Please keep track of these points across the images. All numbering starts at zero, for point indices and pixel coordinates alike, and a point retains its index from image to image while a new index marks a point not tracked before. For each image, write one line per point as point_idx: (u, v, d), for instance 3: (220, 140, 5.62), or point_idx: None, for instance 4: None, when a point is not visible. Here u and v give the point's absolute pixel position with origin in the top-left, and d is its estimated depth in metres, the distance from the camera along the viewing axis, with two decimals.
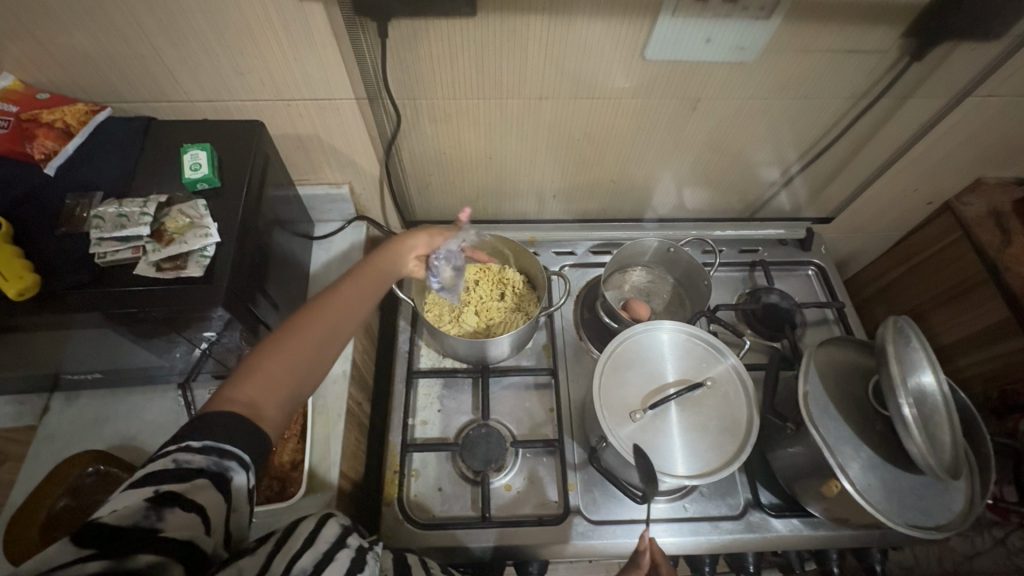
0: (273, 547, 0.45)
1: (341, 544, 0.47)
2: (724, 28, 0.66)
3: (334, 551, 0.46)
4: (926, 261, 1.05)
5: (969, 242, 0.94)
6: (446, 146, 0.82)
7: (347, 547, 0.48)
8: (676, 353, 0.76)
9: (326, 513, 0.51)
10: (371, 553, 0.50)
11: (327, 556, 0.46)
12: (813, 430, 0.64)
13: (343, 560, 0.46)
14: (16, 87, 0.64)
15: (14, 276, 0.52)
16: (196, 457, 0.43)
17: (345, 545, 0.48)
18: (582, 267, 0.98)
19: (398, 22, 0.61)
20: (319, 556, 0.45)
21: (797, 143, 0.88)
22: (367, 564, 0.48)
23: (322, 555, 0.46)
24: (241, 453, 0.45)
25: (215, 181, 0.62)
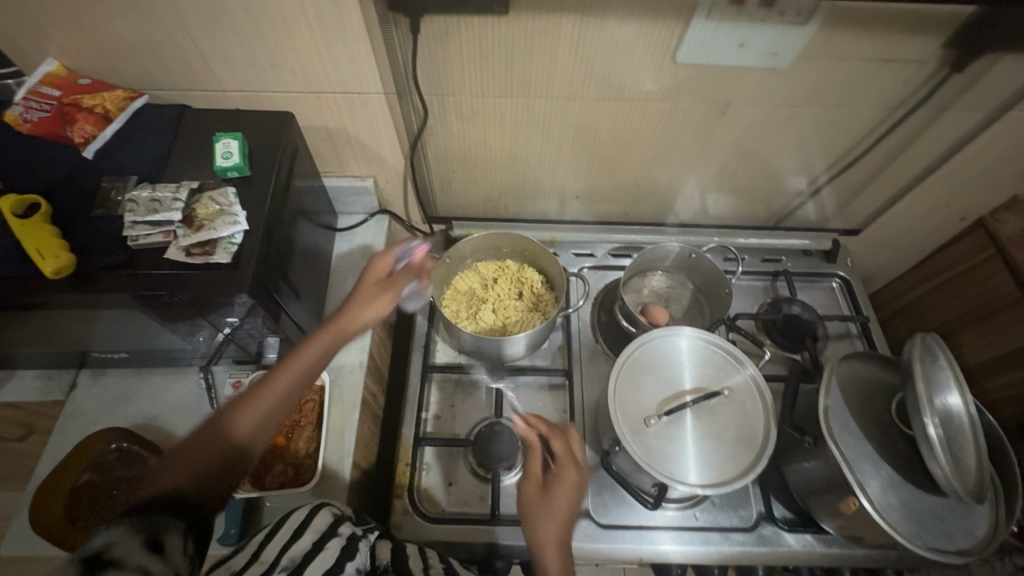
0: (264, 538, 0.54)
1: (331, 533, 0.55)
2: (760, 32, 0.65)
3: (323, 541, 0.54)
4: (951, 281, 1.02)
5: (1002, 261, 0.91)
6: (470, 143, 0.82)
7: (336, 535, 0.56)
8: (695, 360, 0.75)
9: (320, 505, 0.59)
10: (363, 540, 0.58)
11: (317, 546, 0.53)
12: (832, 445, 0.63)
13: (332, 549, 0.54)
14: (59, 71, 0.66)
15: (50, 254, 0.53)
16: (123, 528, 0.42)
17: (335, 534, 0.56)
18: (601, 269, 0.97)
19: (430, 19, 0.62)
20: (310, 544, 0.53)
21: (826, 151, 0.87)
22: (357, 549, 0.56)
23: (314, 542, 0.53)
24: (174, 518, 0.45)
25: (245, 170, 0.63)
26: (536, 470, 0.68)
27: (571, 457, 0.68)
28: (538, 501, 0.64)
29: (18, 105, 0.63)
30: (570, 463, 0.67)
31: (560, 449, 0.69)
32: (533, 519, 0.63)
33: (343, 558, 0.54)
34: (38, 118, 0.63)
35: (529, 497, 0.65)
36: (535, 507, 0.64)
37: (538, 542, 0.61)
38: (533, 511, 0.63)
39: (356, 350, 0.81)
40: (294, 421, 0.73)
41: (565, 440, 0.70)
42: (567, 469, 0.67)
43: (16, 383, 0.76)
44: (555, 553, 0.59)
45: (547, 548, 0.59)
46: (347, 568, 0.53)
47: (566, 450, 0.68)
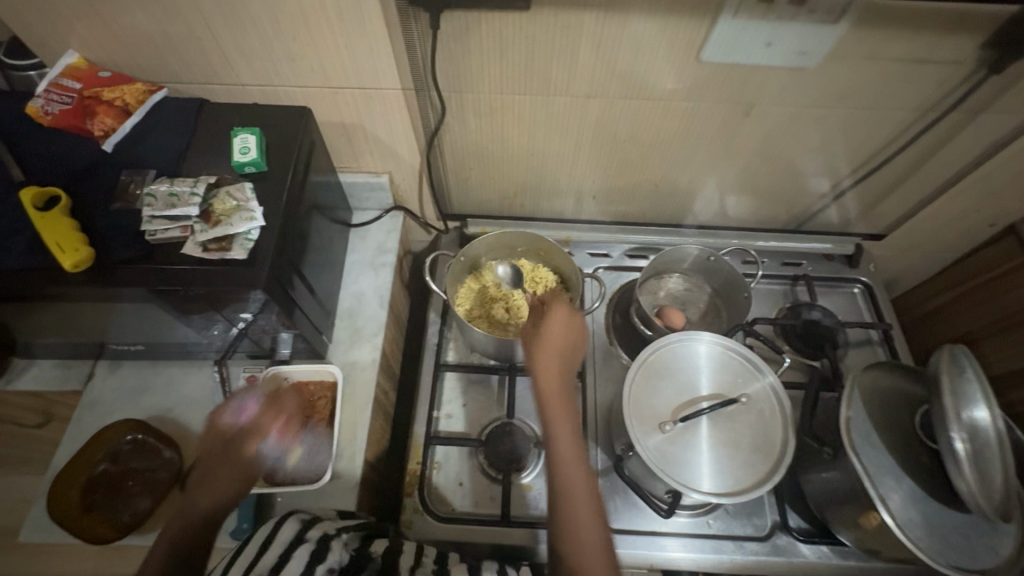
0: (227, 561, 0.52)
1: (297, 541, 0.55)
2: (789, 30, 0.63)
3: (290, 550, 0.53)
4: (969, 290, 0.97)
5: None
6: (487, 140, 0.81)
7: (304, 541, 0.55)
8: (712, 366, 0.73)
9: (285, 515, 0.58)
10: (334, 540, 0.58)
11: (284, 558, 0.52)
12: (853, 458, 0.61)
13: (302, 556, 0.53)
14: (80, 63, 0.67)
15: (70, 248, 0.53)
16: None
17: (302, 541, 0.55)
18: (616, 270, 0.95)
19: (450, 14, 0.61)
20: (277, 558, 0.52)
21: (850, 154, 0.85)
22: (329, 550, 0.56)
23: (280, 555, 0.53)
24: None
25: (261, 165, 0.63)
26: (550, 361, 0.64)
27: (578, 341, 0.67)
28: (551, 394, 0.63)
29: (39, 97, 0.63)
30: (575, 347, 0.67)
31: (566, 335, 0.67)
32: (548, 417, 0.62)
33: (315, 561, 0.53)
34: (59, 110, 0.63)
35: (542, 385, 0.63)
36: (551, 401, 0.62)
37: (552, 436, 0.61)
38: (547, 400, 0.63)
39: (370, 347, 0.81)
40: (306, 417, 0.73)
41: (571, 326, 0.68)
42: (571, 355, 0.66)
43: (35, 372, 0.77)
44: (572, 454, 0.59)
45: (565, 451, 0.59)
46: (320, 569, 0.53)
47: (572, 338, 0.67)
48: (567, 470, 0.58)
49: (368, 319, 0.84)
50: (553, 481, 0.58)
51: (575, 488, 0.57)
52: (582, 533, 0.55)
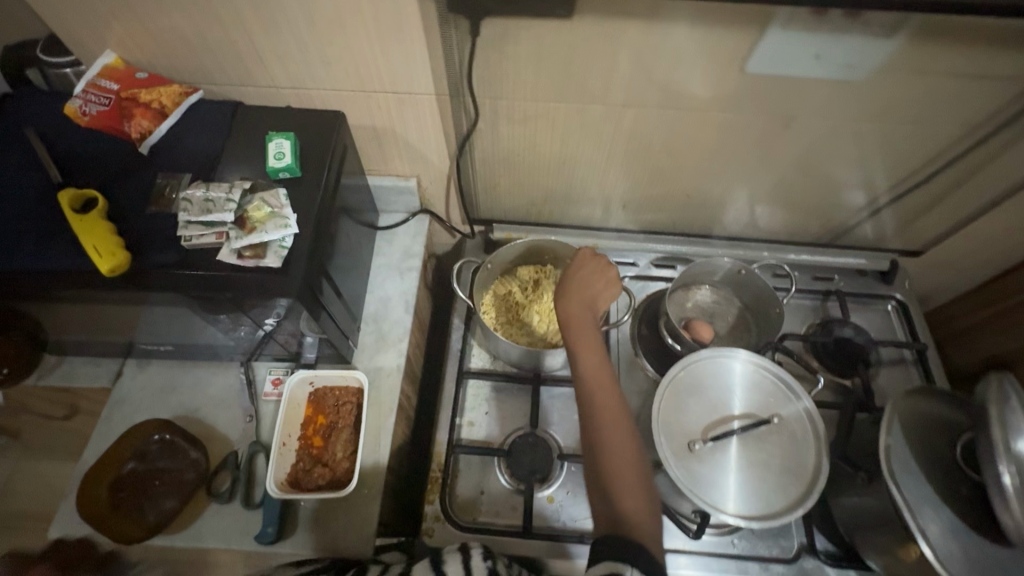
0: None
1: None
2: (840, 43, 0.60)
3: None
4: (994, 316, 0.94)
5: None
6: (518, 147, 0.80)
7: None
8: (744, 384, 0.72)
9: None
10: None
11: None
12: (892, 485, 0.59)
13: None
14: (117, 64, 0.67)
15: (106, 251, 0.53)
16: None
17: None
18: (643, 279, 0.93)
19: (490, 21, 0.59)
20: None
21: (891, 169, 0.82)
22: None
23: None
24: None
25: (296, 171, 0.62)
26: (575, 302, 0.72)
27: (602, 287, 0.75)
28: (578, 327, 0.70)
29: (77, 97, 0.64)
30: (601, 293, 0.74)
31: (591, 282, 0.75)
32: (576, 347, 0.68)
33: None
34: (97, 111, 0.63)
35: (571, 319, 0.71)
36: (578, 334, 0.69)
37: (582, 359, 0.67)
38: (575, 335, 0.69)
39: (394, 353, 0.81)
40: (332, 422, 0.72)
41: (596, 276, 0.76)
42: (594, 299, 0.74)
43: (67, 369, 0.78)
44: (603, 377, 0.66)
45: (594, 371, 0.66)
46: None
47: (598, 285, 0.75)
48: (599, 390, 0.65)
49: (393, 324, 0.83)
50: (584, 398, 0.66)
51: (604, 402, 0.64)
52: (611, 436, 0.62)
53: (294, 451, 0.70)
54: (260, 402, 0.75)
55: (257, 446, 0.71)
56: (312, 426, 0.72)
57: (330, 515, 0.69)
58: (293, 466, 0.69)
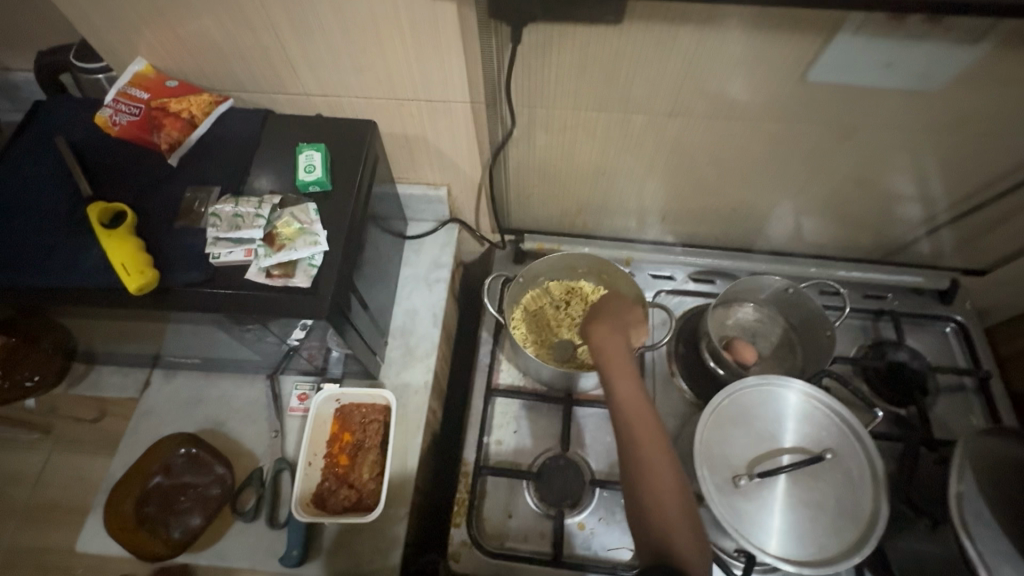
0: None
1: None
2: (916, 51, 0.55)
3: None
4: None
5: None
6: (554, 157, 0.76)
7: None
8: (795, 416, 0.67)
9: None
10: None
11: None
12: (962, 538, 0.54)
13: None
14: (148, 70, 0.65)
15: (135, 271, 0.51)
16: None
17: None
18: (680, 294, 0.88)
19: (534, 27, 0.56)
20: None
21: (959, 183, 0.76)
22: None
23: None
24: None
25: (326, 185, 0.59)
26: (607, 331, 0.65)
27: (636, 318, 0.68)
28: (612, 358, 0.62)
29: (107, 107, 0.62)
30: (634, 323, 0.67)
31: (622, 311, 0.68)
32: (610, 378, 0.61)
33: None
34: (127, 121, 0.61)
35: (606, 348, 0.63)
36: (614, 365, 0.61)
37: (620, 394, 0.60)
38: (611, 365, 0.62)
39: (422, 369, 0.78)
40: (358, 441, 0.70)
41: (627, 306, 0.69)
42: (627, 329, 0.67)
43: (95, 377, 0.78)
44: (638, 401, 0.59)
45: (635, 405, 0.59)
46: None
47: (630, 314, 0.68)
48: (643, 428, 0.57)
49: (421, 338, 0.81)
50: (623, 437, 0.58)
51: (648, 441, 0.57)
52: (659, 481, 0.55)
53: (319, 470, 0.68)
54: (286, 417, 0.74)
55: (283, 463, 0.70)
56: (337, 444, 0.70)
57: (355, 538, 0.67)
58: (318, 485, 0.67)
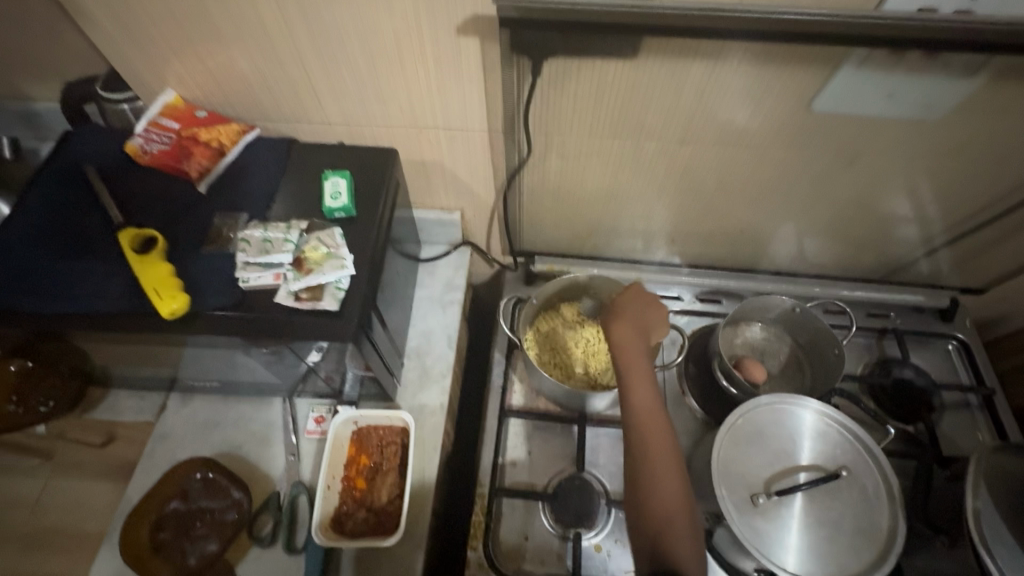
0: None
1: None
2: (914, 83, 0.58)
3: None
4: None
5: None
6: (567, 182, 0.79)
7: None
8: (811, 434, 0.68)
9: None
10: None
11: None
12: (984, 556, 0.54)
13: None
14: (177, 102, 0.67)
15: (168, 295, 0.53)
16: None
17: None
18: (688, 313, 0.89)
19: (553, 60, 0.58)
20: None
21: (956, 207, 0.79)
22: None
23: None
24: None
25: (352, 211, 0.61)
26: (628, 331, 0.66)
27: (658, 320, 0.70)
28: (632, 362, 0.64)
29: (139, 136, 0.64)
30: (655, 325, 0.69)
31: (646, 313, 0.70)
32: (626, 377, 0.63)
33: None
34: (157, 150, 0.63)
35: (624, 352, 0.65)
36: (631, 367, 0.63)
37: (634, 401, 0.61)
38: (630, 370, 0.63)
39: (438, 390, 0.79)
40: (377, 463, 0.70)
41: (652, 306, 0.70)
42: (646, 329, 0.68)
43: (111, 402, 0.78)
44: (653, 408, 0.61)
45: (649, 413, 0.60)
46: None
47: (653, 317, 0.70)
48: (654, 437, 0.59)
49: (436, 359, 0.81)
50: (636, 444, 0.59)
51: (658, 450, 0.58)
52: (667, 490, 0.56)
53: (337, 493, 0.68)
54: (302, 439, 0.74)
55: (300, 487, 0.69)
56: (355, 467, 0.70)
57: (373, 562, 0.67)
58: (336, 509, 0.67)
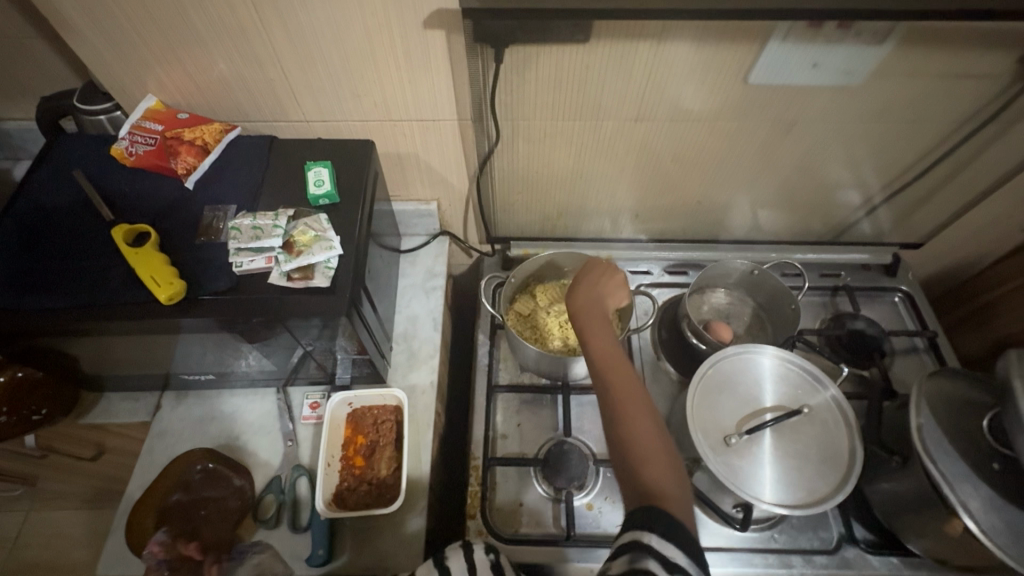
0: None
1: None
2: (834, 53, 0.66)
3: None
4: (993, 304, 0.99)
5: None
6: (535, 166, 0.84)
7: None
8: (773, 379, 0.74)
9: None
10: None
11: None
12: (929, 465, 0.61)
13: None
14: (159, 106, 0.71)
15: (165, 282, 0.56)
16: None
17: None
18: (658, 286, 0.95)
19: (513, 48, 0.64)
20: None
21: (885, 168, 0.87)
22: None
23: None
24: None
25: (335, 196, 0.65)
26: (584, 297, 0.69)
27: (617, 285, 0.71)
28: (590, 320, 0.66)
29: (124, 140, 0.67)
30: (613, 289, 0.70)
31: (603, 282, 0.71)
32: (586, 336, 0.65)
33: None
34: (143, 151, 0.66)
35: (587, 320, 0.66)
36: (588, 325, 0.66)
37: (599, 367, 0.62)
38: (589, 334, 0.65)
39: (427, 370, 0.82)
40: (372, 441, 0.73)
41: (609, 272, 0.72)
42: (605, 291, 0.70)
43: (105, 405, 0.79)
44: (612, 358, 0.63)
45: (606, 359, 0.62)
46: None
47: (610, 280, 0.71)
48: (620, 387, 0.60)
49: (423, 342, 0.85)
50: (609, 405, 0.60)
51: (633, 406, 0.58)
52: (648, 447, 0.56)
53: (337, 471, 0.71)
54: (299, 425, 0.77)
55: (300, 470, 0.72)
56: (352, 446, 0.73)
57: (379, 533, 0.70)
58: (337, 486, 0.70)
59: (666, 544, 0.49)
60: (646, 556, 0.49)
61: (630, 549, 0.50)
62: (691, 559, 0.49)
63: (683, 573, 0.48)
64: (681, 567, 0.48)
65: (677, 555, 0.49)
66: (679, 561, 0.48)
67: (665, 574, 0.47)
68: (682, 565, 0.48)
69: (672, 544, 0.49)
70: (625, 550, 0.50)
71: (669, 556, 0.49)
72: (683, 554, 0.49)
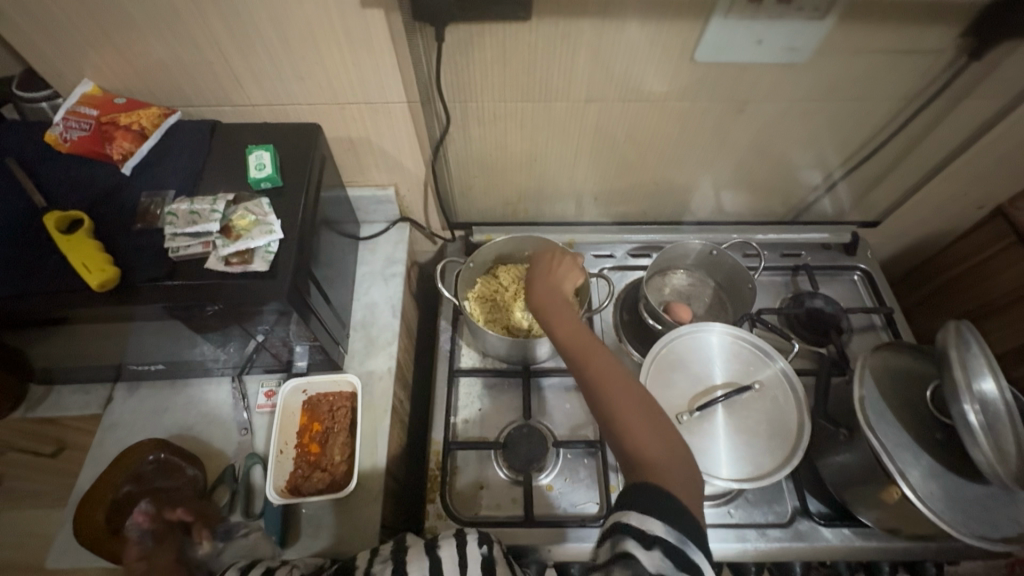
0: None
1: None
2: (778, 29, 0.66)
3: None
4: (955, 280, 1.00)
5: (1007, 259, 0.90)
6: (490, 148, 0.83)
7: None
8: (724, 356, 0.75)
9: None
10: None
11: None
12: (870, 434, 0.62)
13: None
14: (95, 91, 0.69)
15: (96, 267, 0.55)
16: None
17: None
18: (621, 269, 0.95)
19: (454, 27, 0.63)
20: None
21: (841, 146, 0.88)
22: None
23: None
24: None
25: (277, 181, 0.65)
26: (541, 285, 0.69)
27: (569, 268, 0.71)
28: (548, 306, 0.66)
29: (59, 125, 0.66)
30: (567, 272, 0.71)
31: (555, 270, 0.71)
32: (548, 321, 0.65)
33: None
34: (78, 137, 0.65)
35: (545, 305, 0.66)
36: (548, 310, 0.65)
37: (569, 345, 0.61)
38: (550, 317, 0.64)
39: (385, 356, 0.82)
40: (327, 428, 0.73)
41: (558, 258, 0.72)
42: (560, 277, 0.70)
43: (55, 399, 0.78)
44: (581, 335, 0.62)
45: (574, 335, 0.61)
46: None
47: (564, 265, 0.71)
48: (591, 360, 0.59)
49: (382, 329, 0.85)
50: (591, 390, 0.57)
51: (615, 385, 0.56)
52: (630, 416, 0.54)
53: (291, 458, 0.71)
54: (254, 414, 0.76)
55: (254, 457, 0.72)
56: (308, 434, 0.73)
57: (334, 519, 0.69)
58: (292, 474, 0.70)
59: (644, 518, 0.46)
60: (624, 535, 0.46)
61: (613, 534, 0.47)
62: (671, 527, 0.45)
63: (665, 546, 0.44)
64: (662, 538, 0.45)
65: (656, 525, 0.45)
66: (656, 532, 0.45)
67: (645, 550, 0.44)
68: (664, 536, 0.45)
69: (649, 514, 0.46)
70: (608, 535, 0.47)
71: (649, 530, 0.45)
72: (662, 524, 0.45)
